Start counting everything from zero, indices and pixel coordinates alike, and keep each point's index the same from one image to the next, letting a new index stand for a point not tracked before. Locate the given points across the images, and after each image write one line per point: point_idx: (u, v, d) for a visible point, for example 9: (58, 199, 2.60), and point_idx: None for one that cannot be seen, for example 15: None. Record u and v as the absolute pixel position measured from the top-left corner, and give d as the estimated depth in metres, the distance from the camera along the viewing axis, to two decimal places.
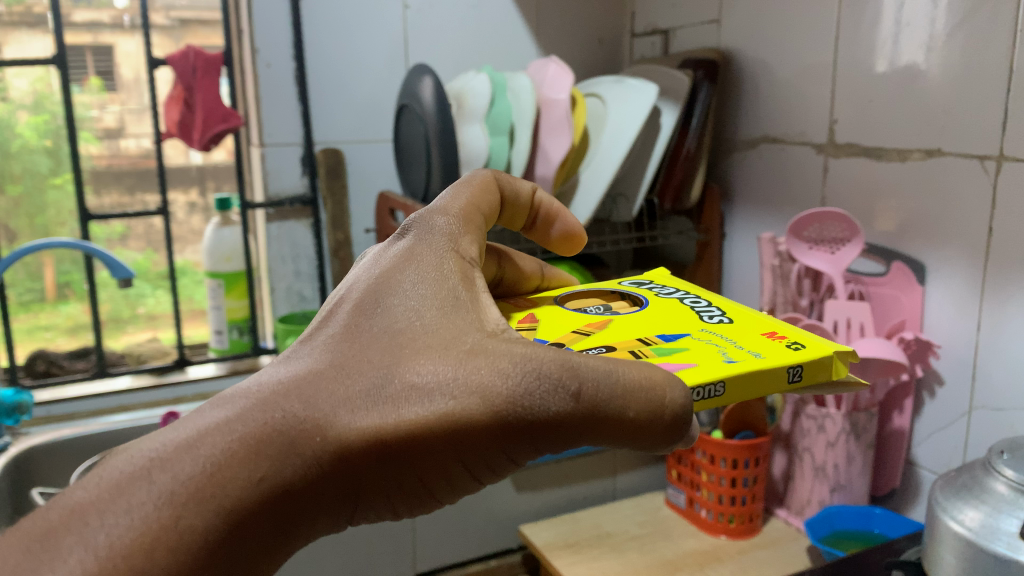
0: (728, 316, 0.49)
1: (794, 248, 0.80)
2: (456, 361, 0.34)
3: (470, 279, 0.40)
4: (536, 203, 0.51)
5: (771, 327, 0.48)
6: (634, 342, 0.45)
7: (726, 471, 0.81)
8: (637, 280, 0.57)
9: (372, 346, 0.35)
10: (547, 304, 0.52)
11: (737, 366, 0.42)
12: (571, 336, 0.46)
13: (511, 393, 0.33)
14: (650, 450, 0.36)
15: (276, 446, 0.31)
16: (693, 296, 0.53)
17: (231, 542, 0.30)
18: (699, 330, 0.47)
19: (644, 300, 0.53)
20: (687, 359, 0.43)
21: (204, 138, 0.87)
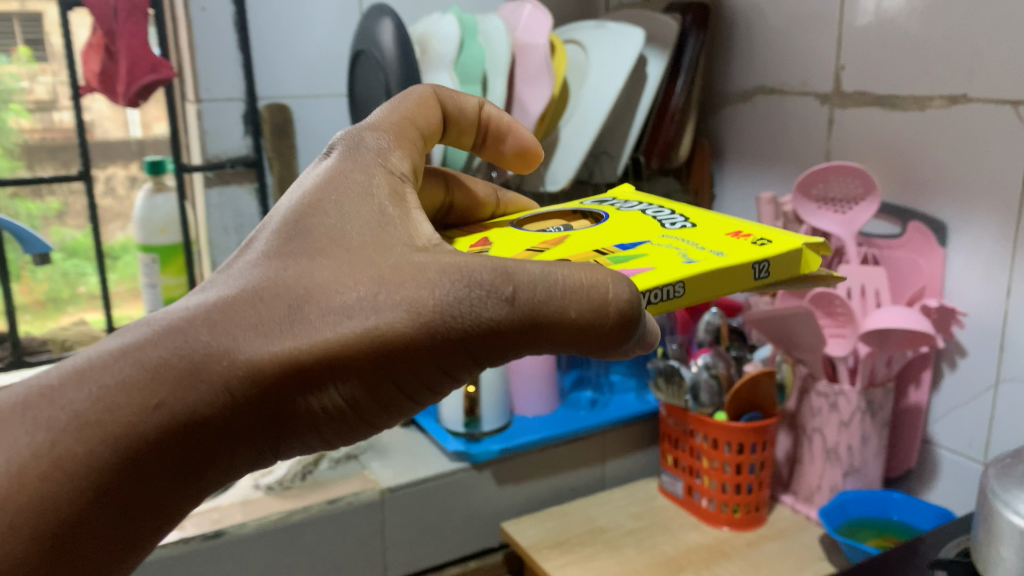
0: (692, 221, 0.46)
1: (800, 207, 0.68)
2: (381, 273, 0.31)
3: (400, 195, 0.37)
4: (484, 120, 0.47)
5: (735, 226, 0.45)
6: (590, 255, 0.42)
7: (729, 455, 0.67)
8: (600, 198, 0.54)
9: (291, 267, 0.32)
10: (501, 228, 0.49)
11: (698, 268, 0.39)
12: (524, 255, 0.43)
13: (440, 303, 0.30)
14: (598, 354, 0.33)
15: (178, 370, 0.28)
16: (657, 207, 0.50)
17: (127, 475, 0.27)
18: (660, 237, 0.44)
19: (605, 215, 0.49)
20: (644, 264, 0.40)
21: (130, 92, 0.75)
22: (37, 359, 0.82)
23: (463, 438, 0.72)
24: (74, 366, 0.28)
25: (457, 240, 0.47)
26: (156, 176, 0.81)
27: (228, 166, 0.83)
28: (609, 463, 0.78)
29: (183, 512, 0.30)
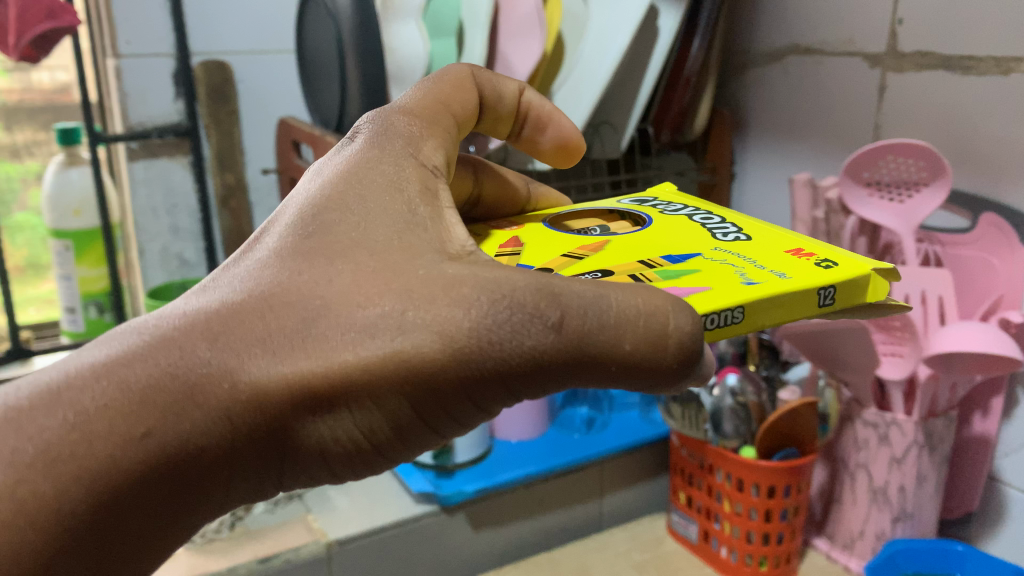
0: (747, 234, 0.42)
1: (847, 193, 0.59)
2: (409, 287, 0.27)
3: (432, 191, 0.33)
4: (523, 106, 0.42)
5: (794, 243, 0.41)
6: (636, 266, 0.38)
7: (757, 502, 0.59)
8: (641, 198, 0.50)
9: (308, 271, 0.28)
10: (534, 225, 0.45)
11: (760, 292, 0.35)
12: (561, 260, 0.39)
13: (475, 327, 0.26)
14: (650, 391, 0.29)
15: (171, 394, 0.25)
16: (705, 214, 0.46)
17: (106, 509, 0.25)
18: (713, 250, 0.40)
19: (648, 219, 0.45)
20: (698, 281, 0.36)
21: (22, 43, 0.59)
22: None
23: (439, 471, 0.64)
24: (60, 382, 0.25)
25: (485, 236, 0.43)
26: (68, 146, 0.68)
27: (154, 138, 0.69)
28: (607, 498, 0.71)
29: (173, 545, 0.27)
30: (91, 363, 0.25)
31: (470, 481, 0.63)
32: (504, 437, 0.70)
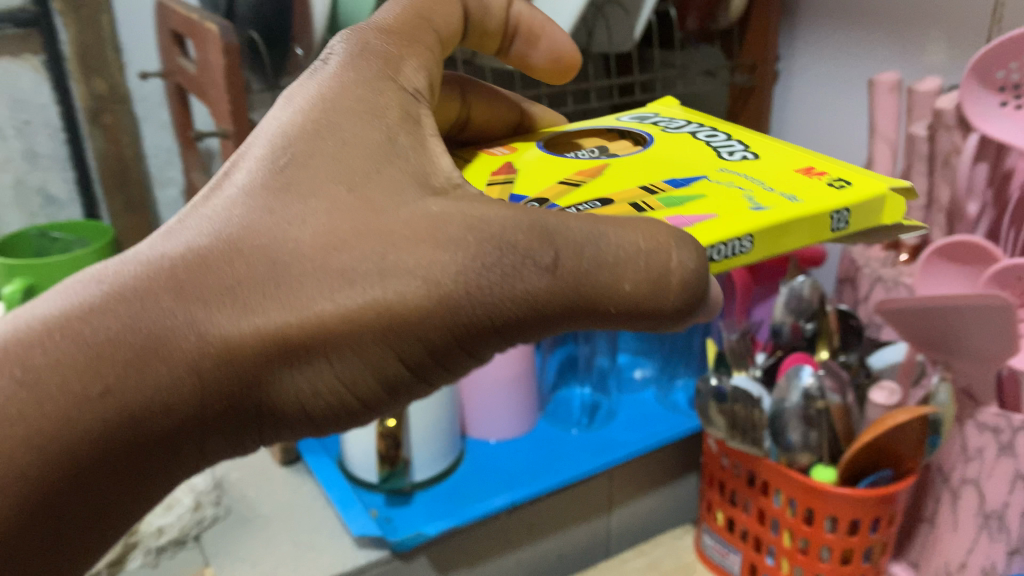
0: (754, 152, 0.40)
1: (971, 100, 0.47)
2: (390, 228, 0.25)
3: (413, 118, 0.30)
4: (511, 20, 0.39)
5: (805, 160, 0.38)
6: (637, 193, 0.35)
7: (815, 530, 0.50)
8: (642, 112, 0.47)
9: (279, 211, 0.26)
10: (528, 150, 0.42)
11: (770, 219, 0.32)
12: (557, 189, 0.36)
13: (461, 273, 0.24)
14: (652, 332, 0.27)
15: (133, 348, 0.23)
16: (710, 130, 0.43)
17: (60, 475, 0.22)
18: (718, 172, 0.37)
19: (649, 137, 0.43)
20: (703, 209, 0.34)
21: None
22: None
23: (392, 498, 0.55)
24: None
25: (477, 165, 0.41)
26: None
27: None
28: (615, 513, 0.63)
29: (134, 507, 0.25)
30: (39, 314, 0.23)
31: (429, 508, 0.54)
32: (480, 435, 0.62)
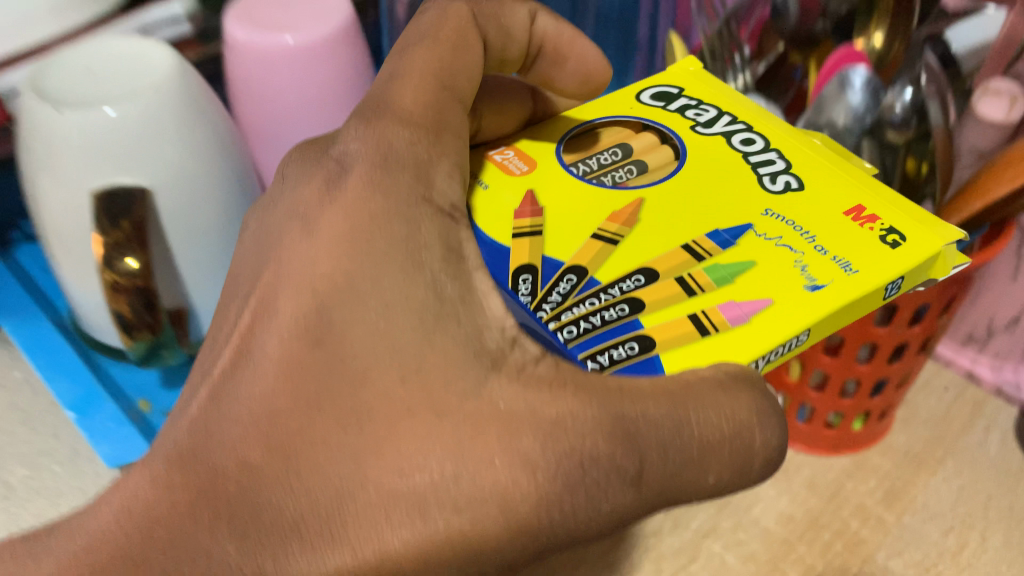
0: (795, 174, 0.37)
1: None
2: (457, 437, 0.23)
3: (457, 251, 0.27)
4: (536, 37, 0.34)
5: (854, 192, 0.36)
6: (682, 257, 0.33)
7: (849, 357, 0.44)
8: (663, 89, 0.43)
9: (326, 404, 0.24)
10: (547, 162, 0.38)
11: (829, 302, 0.31)
12: (594, 246, 0.34)
13: (543, 496, 0.23)
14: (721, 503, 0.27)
15: None
16: (743, 128, 0.40)
17: None
18: (764, 217, 0.35)
19: (677, 139, 0.39)
20: (755, 288, 0.31)
21: None
22: None
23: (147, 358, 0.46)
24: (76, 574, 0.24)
25: (496, 188, 0.37)
26: None
27: None
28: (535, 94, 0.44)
29: None
30: (106, 563, 0.23)
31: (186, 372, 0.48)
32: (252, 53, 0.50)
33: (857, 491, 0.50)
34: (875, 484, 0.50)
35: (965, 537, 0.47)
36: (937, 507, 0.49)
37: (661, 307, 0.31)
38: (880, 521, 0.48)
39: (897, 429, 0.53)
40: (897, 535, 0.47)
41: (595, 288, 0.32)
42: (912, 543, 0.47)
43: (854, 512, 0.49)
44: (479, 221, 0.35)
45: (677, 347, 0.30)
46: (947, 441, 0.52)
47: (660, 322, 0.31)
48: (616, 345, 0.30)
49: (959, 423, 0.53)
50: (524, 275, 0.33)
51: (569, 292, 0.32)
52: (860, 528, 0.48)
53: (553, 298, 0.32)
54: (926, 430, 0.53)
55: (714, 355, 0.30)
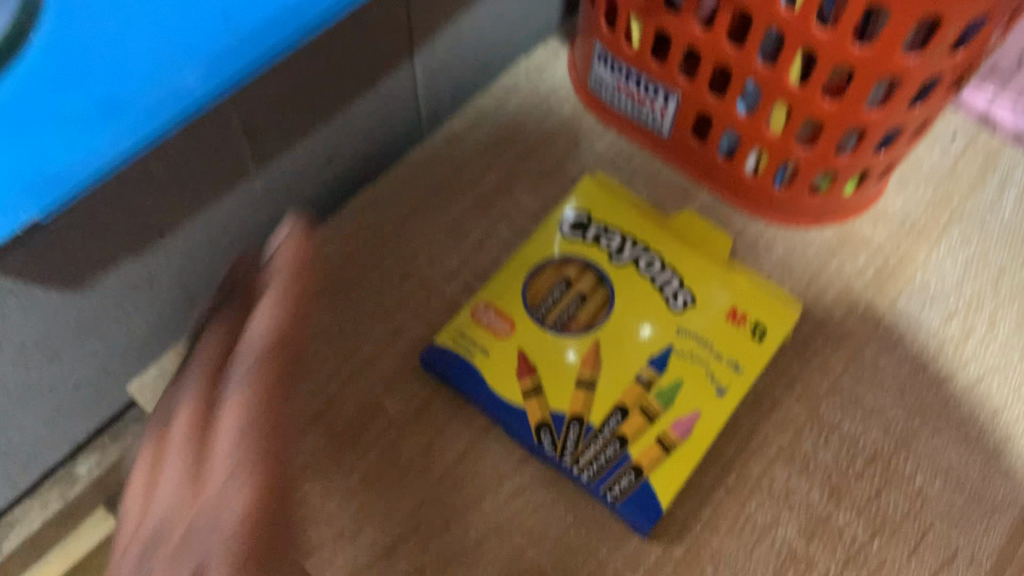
0: (690, 287, 0.47)
1: None
2: None
3: None
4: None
5: (814, 167, 0.47)
6: (636, 392, 0.43)
7: (817, 144, 0.45)
8: (578, 214, 0.49)
9: None
10: (525, 323, 0.46)
11: (731, 406, 0.44)
12: (576, 398, 0.43)
13: None
14: None
15: None
16: (646, 250, 0.48)
17: None
18: (681, 333, 0.45)
19: (608, 282, 0.47)
20: (683, 404, 0.43)
21: None
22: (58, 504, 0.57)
23: None
24: None
25: (495, 359, 0.44)
26: None
27: None
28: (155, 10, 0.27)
29: None
30: None
31: None
32: None
33: (842, 271, 0.50)
34: (864, 262, 0.50)
35: (964, 320, 0.48)
36: (937, 285, 0.50)
37: (637, 438, 0.42)
38: (871, 307, 0.49)
39: (895, 191, 0.53)
40: (888, 326, 0.48)
41: (593, 432, 0.42)
42: (906, 336, 0.48)
43: (840, 294, 0.49)
44: (439, 340, 0.45)
45: (656, 469, 0.42)
46: (949, 201, 0.53)
47: (640, 449, 0.42)
48: (619, 476, 0.42)
49: (966, 180, 0.53)
50: (544, 430, 0.43)
51: (577, 436, 0.42)
52: (847, 320, 0.48)
53: (569, 446, 0.42)
54: (928, 190, 0.53)
55: (679, 472, 0.42)
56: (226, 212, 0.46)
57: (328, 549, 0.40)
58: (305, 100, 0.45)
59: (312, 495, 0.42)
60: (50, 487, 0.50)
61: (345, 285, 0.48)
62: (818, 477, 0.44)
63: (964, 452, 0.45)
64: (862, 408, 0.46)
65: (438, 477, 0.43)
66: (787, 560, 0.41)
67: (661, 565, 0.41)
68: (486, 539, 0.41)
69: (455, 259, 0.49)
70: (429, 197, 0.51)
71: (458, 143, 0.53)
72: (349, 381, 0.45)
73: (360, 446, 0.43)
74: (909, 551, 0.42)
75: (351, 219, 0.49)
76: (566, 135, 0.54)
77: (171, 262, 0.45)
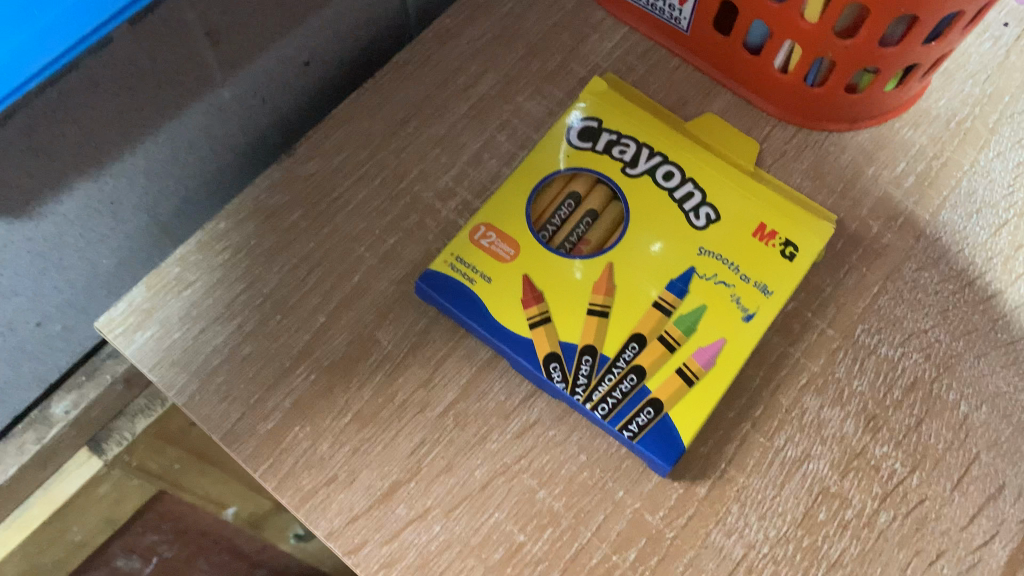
0: (711, 201, 0.42)
1: None
2: None
3: None
4: None
5: (853, 64, 0.41)
6: (655, 317, 0.39)
7: (859, 32, 0.39)
8: (585, 122, 0.44)
9: None
10: (530, 241, 0.41)
11: (759, 332, 0.39)
12: (589, 326, 0.39)
13: None
14: None
15: None
16: (662, 158, 0.43)
17: None
18: (704, 252, 0.41)
19: (620, 196, 0.42)
20: (708, 331, 0.39)
21: None
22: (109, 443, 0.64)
23: None
24: None
25: (497, 282, 0.40)
26: None
27: None
28: None
29: None
30: None
31: None
32: None
33: (878, 179, 0.45)
34: (903, 169, 0.46)
35: (1015, 232, 0.44)
36: (985, 193, 0.45)
37: (657, 369, 0.38)
38: (911, 220, 0.44)
39: (939, 87, 0.48)
40: (930, 239, 0.44)
41: (608, 364, 0.38)
42: (951, 249, 0.44)
43: (877, 204, 0.45)
44: (435, 265, 0.41)
45: (679, 403, 0.38)
46: (1000, 98, 0.47)
47: (661, 382, 0.38)
48: (637, 413, 0.38)
49: (1018, 75, 0.48)
50: (553, 363, 0.39)
51: (591, 370, 0.38)
52: (884, 233, 0.44)
53: (581, 380, 0.38)
54: (976, 87, 0.47)
55: (704, 405, 0.38)
56: (191, 125, 0.42)
57: (320, 495, 0.37)
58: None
59: (303, 437, 0.38)
60: (27, 432, 0.55)
61: (330, 207, 0.43)
62: (853, 406, 0.40)
63: (1014, 377, 0.41)
64: (901, 331, 0.42)
65: (438, 415, 0.39)
66: (820, 496, 0.38)
67: (683, 505, 0.38)
68: (492, 481, 0.38)
69: (451, 174, 0.44)
70: (421, 106, 0.46)
71: (450, 43, 0.48)
72: (339, 312, 0.41)
73: (352, 382, 0.39)
74: (952, 486, 0.39)
75: (331, 132, 0.45)
76: (572, 31, 0.48)
77: (134, 182, 0.42)
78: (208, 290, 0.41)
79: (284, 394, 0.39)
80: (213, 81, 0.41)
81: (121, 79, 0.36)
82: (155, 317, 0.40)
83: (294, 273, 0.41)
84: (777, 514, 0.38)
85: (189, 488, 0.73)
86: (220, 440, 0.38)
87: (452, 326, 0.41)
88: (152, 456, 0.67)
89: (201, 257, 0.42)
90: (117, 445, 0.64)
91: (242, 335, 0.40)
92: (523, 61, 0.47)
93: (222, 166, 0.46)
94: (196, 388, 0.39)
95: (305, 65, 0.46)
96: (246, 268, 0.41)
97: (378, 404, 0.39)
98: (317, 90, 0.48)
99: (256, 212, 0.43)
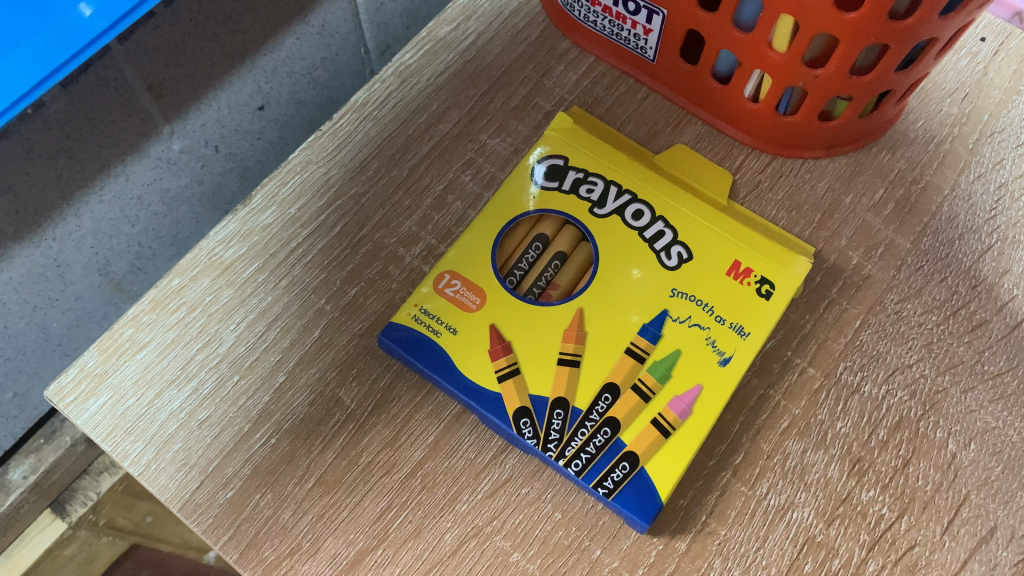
0: (683, 239, 0.40)
1: None
2: None
3: None
4: None
5: (825, 94, 0.39)
6: (629, 365, 0.37)
7: (829, 61, 0.37)
8: (549, 161, 0.42)
9: None
10: (496, 289, 0.39)
11: (736, 376, 0.37)
12: (562, 377, 0.37)
13: None
14: None
15: None
16: (631, 197, 0.41)
17: None
18: (678, 294, 0.39)
19: (589, 237, 0.41)
20: (687, 379, 0.37)
21: None
22: (79, 483, 0.75)
23: None
24: None
25: (463, 333, 0.39)
26: None
27: None
28: None
29: None
30: None
31: None
32: None
33: (857, 207, 0.44)
34: (882, 196, 0.44)
35: (999, 257, 0.42)
36: (967, 218, 0.43)
37: (633, 421, 0.37)
38: (892, 249, 0.43)
39: (915, 108, 0.46)
40: (912, 268, 0.42)
41: (581, 418, 0.37)
42: (934, 278, 0.42)
43: (857, 233, 0.43)
44: (398, 317, 0.39)
45: (656, 456, 0.36)
46: (979, 117, 0.46)
47: (636, 434, 0.36)
48: (612, 468, 0.36)
49: (997, 92, 0.46)
50: (524, 418, 0.37)
51: (563, 424, 0.37)
52: (865, 265, 0.42)
53: (554, 435, 0.37)
54: (955, 106, 0.46)
55: (682, 457, 0.36)
56: (139, 180, 0.41)
57: (284, 566, 0.36)
58: (215, 44, 0.38)
59: (265, 505, 0.37)
60: None
61: (288, 258, 0.41)
62: (837, 449, 0.38)
63: (1003, 412, 0.39)
64: (885, 367, 0.40)
65: (405, 475, 0.37)
66: (805, 546, 0.36)
67: (663, 561, 0.36)
68: (463, 544, 0.36)
69: (413, 218, 0.43)
70: (381, 147, 0.44)
71: (411, 79, 0.46)
72: (300, 370, 0.39)
73: (315, 445, 0.38)
74: (943, 530, 0.37)
75: (289, 179, 0.43)
76: (537, 62, 0.47)
77: (80, 244, 0.42)
78: (162, 352, 0.39)
79: (243, 459, 0.37)
80: (159, 133, 0.40)
81: (55, 140, 0.35)
82: (108, 382, 0.39)
83: (253, 330, 0.40)
84: (761, 568, 0.36)
85: (167, 539, 0.76)
86: (178, 512, 0.37)
87: (419, 380, 0.39)
88: (122, 513, 0.76)
89: (155, 316, 0.40)
90: (81, 505, 0.75)
91: (200, 398, 0.38)
92: (487, 96, 0.46)
93: (176, 218, 0.46)
94: (152, 457, 0.37)
95: (259, 110, 0.44)
96: (203, 326, 0.40)
97: (342, 467, 0.37)
98: (275, 134, 0.47)
99: (210, 266, 0.41)
